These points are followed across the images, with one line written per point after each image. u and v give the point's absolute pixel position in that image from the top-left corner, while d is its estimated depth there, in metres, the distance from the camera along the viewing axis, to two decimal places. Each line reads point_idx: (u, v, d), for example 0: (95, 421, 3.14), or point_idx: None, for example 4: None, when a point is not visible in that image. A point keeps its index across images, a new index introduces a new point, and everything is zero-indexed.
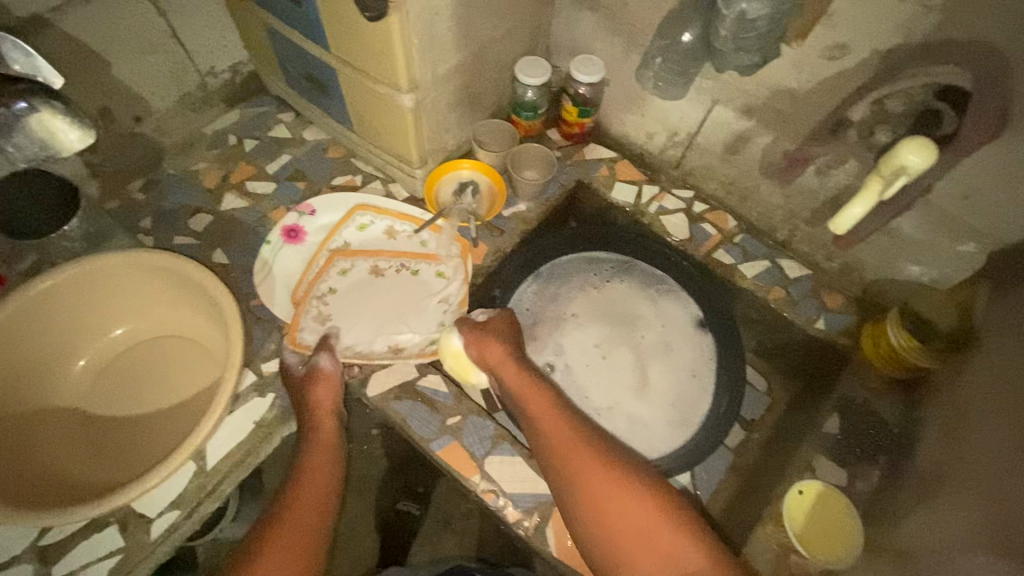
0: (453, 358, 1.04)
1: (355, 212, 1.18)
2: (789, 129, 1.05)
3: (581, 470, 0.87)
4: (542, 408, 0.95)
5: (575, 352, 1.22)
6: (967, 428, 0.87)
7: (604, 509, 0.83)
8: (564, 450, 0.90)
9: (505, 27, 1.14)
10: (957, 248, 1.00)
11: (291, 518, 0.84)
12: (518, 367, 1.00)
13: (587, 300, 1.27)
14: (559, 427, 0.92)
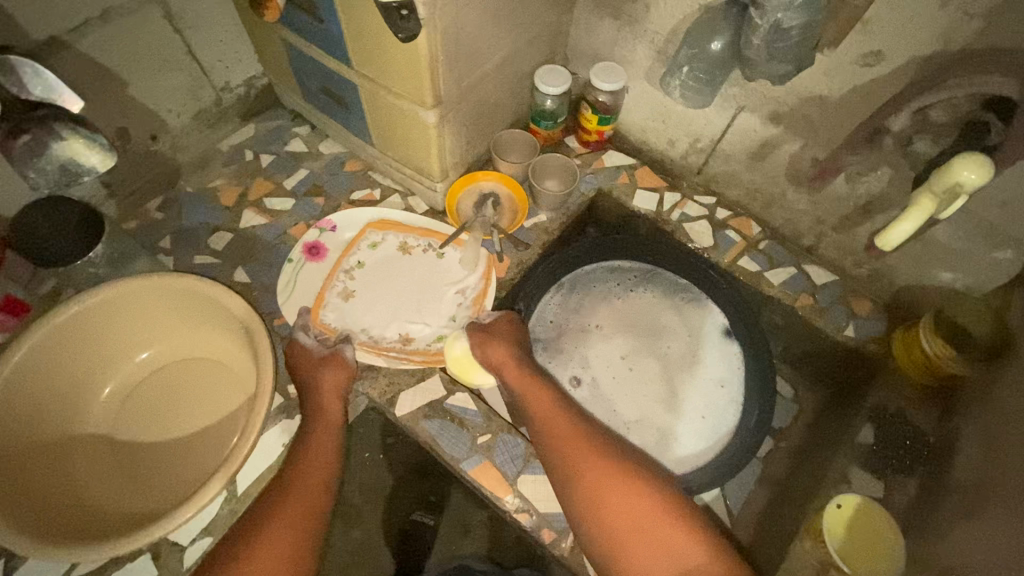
0: (454, 360, 1.04)
1: (374, 224, 1.18)
2: (818, 136, 1.04)
3: (584, 466, 0.88)
4: (546, 409, 0.96)
5: (601, 363, 1.21)
6: (1004, 437, 0.86)
7: (604, 506, 0.84)
8: (569, 447, 0.90)
9: (526, 36, 1.12)
10: (993, 256, 0.98)
11: (290, 506, 0.83)
12: (520, 369, 1.01)
13: (610, 310, 1.26)
14: (563, 426, 0.93)
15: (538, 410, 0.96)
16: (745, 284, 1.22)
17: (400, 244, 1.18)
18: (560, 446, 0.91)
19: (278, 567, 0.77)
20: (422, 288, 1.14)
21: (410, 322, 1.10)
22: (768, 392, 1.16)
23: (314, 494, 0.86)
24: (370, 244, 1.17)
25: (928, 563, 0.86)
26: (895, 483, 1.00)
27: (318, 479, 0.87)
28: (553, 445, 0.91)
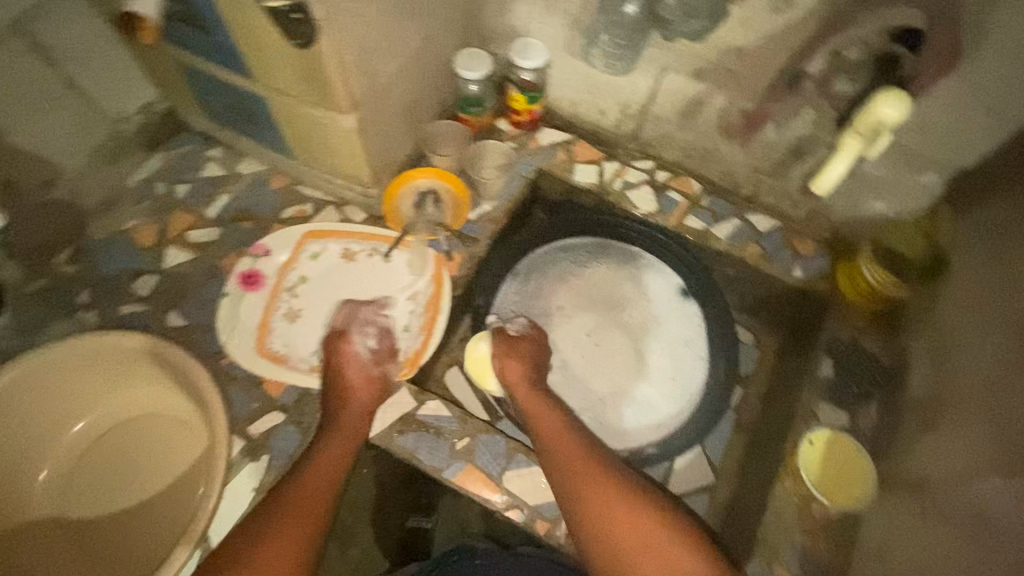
0: (475, 361, 1.09)
1: (308, 240, 1.10)
2: (743, 88, 1.05)
3: (581, 477, 0.87)
4: (551, 424, 0.96)
5: (569, 344, 1.21)
6: (952, 352, 0.92)
7: (597, 515, 0.84)
8: (569, 459, 0.90)
9: (438, 23, 1.07)
10: (919, 181, 1.03)
11: (297, 507, 0.82)
12: (530, 384, 1.02)
13: (570, 288, 1.26)
14: (565, 441, 0.93)
15: (540, 424, 0.97)
16: (695, 242, 1.23)
17: (343, 251, 1.11)
18: (561, 456, 0.91)
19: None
20: (373, 300, 1.09)
21: (365, 339, 1.05)
22: (732, 344, 1.19)
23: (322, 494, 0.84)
24: (308, 257, 1.10)
25: (901, 481, 0.90)
26: (858, 411, 1.02)
27: (322, 493, 0.84)
28: (553, 455, 0.92)
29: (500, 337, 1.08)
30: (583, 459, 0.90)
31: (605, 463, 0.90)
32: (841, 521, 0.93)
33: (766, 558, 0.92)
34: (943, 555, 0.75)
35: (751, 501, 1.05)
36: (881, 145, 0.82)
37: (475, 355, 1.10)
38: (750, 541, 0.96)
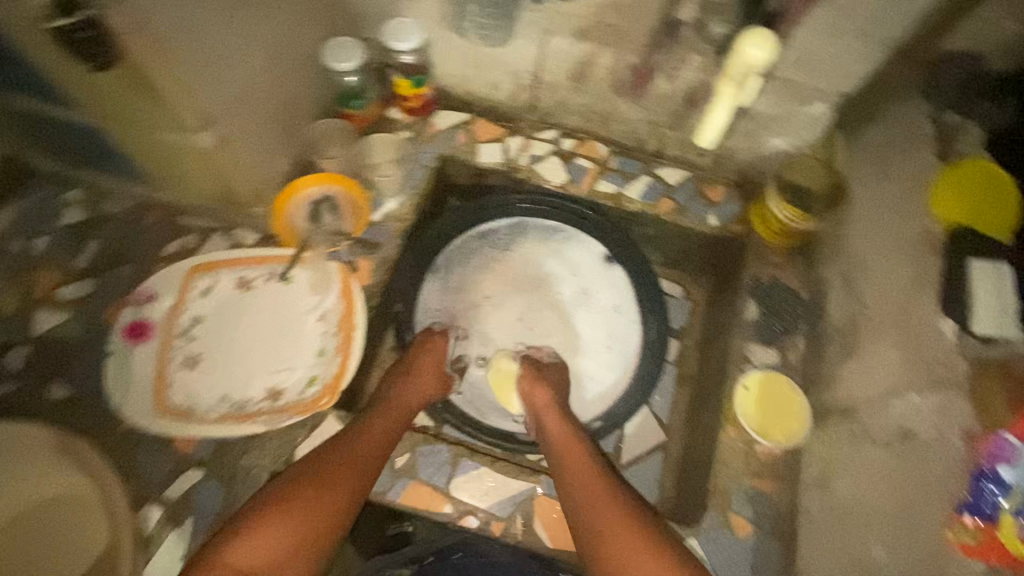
0: (499, 376, 1.10)
1: (193, 276, 1.00)
2: (626, 43, 1.02)
3: (593, 506, 0.83)
4: (574, 452, 0.91)
5: (500, 333, 1.17)
6: (860, 272, 0.95)
7: (606, 544, 0.79)
8: (586, 487, 0.86)
9: (293, 14, 0.97)
10: (808, 112, 1.04)
11: (328, 473, 0.81)
12: (556, 416, 0.97)
13: (493, 276, 1.21)
14: (586, 470, 0.88)
15: (563, 446, 0.93)
16: (609, 207, 1.20)
17: (237, 280, 1.01)
18: (578, 483, 0.87)
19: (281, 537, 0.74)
20: (279, 328, 0.99)
21: (274, 373, 0.96)
22: (660, 302, 1.17)
23: (356, 468, 0.83)
24: (198, 294, 0.99)
25: (829, 409, 0.92)
26: (786, 346, 1.04)
27: (357, 466, 0.83)
28: (570, 482, 0.88)
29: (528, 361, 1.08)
30: (599, 487, 0.85)
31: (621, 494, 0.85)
32: (783, 457, 0.95)
33: (718, 509, 0.92)
34: (875, 475, 0.77)
35: (699, 454, 1.05)
36: (753, 85, 0.82)
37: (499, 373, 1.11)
38: (702, 494, 0.96)
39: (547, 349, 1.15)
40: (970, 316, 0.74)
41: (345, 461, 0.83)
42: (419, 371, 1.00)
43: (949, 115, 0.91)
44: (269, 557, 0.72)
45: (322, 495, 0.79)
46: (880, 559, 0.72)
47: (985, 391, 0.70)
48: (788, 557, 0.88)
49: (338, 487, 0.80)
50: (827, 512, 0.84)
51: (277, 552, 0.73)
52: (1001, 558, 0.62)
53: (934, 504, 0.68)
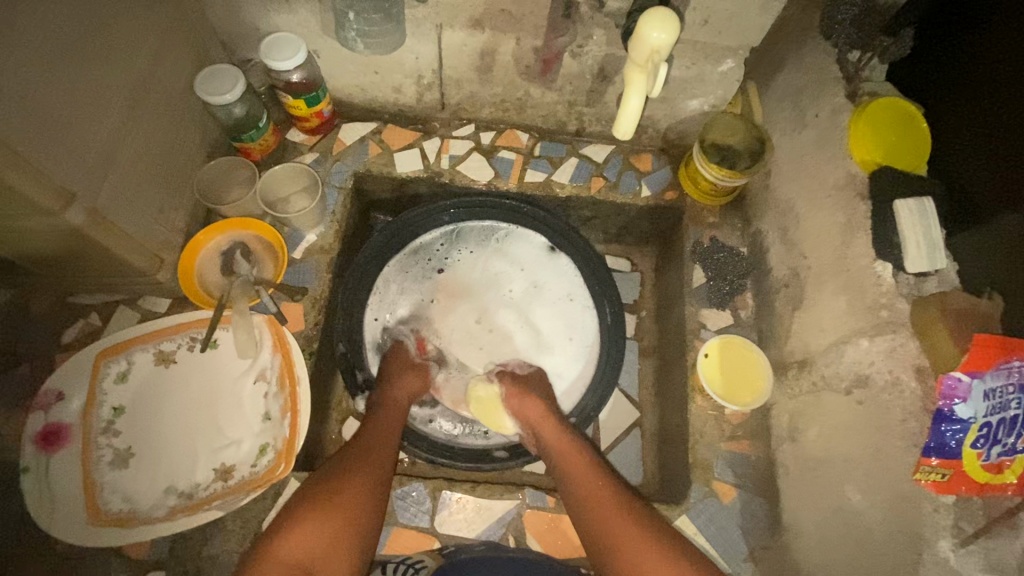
0: (480, 405, 1.03)
1: (103, 364, 0.88)
2: (526, 25, 0.97)
3: (602, 520, 0.81)
4: (579, 465, 0.89)
5: (458, 347, 1.10)
6: (796, 223, 0.96)
7: (620, 558, 0.77)
8: (594, 501, 0.84)
9: (147, 53, 0.85)
10: (720, 70, 1.02)
11: (357, 467, 0.81)
12: (552, 421, 0.95)
13: (441, 286, 1.13)
14: (593, 482, 0.86)
15: (566, 459, 0.90)
16: (541, 196, 1.16)
17: (155, 356, 0.91)
18: (581, 485, 0.86)
19: (326, 531, 0.72)
20: (214, 400, 0.90)
21: (221, 449, 0.87)
22: (610, 284, 1.13)
23: (382, 461, 0.84)
24: (113, 382, 0.88)
25: (787, 361, 0.94)
26: (736, 304, 1.05)
27: (382, 459, 0.84)
28: (578, 497, 0.86)
29: (508, 375, 1.04)
30: (606, 500, 0.83)
31: (628, 504, 0.83)
32: (753, 416, 0.97)
33: (701, 480, 0.94)
34: (841, 424, 0.79)
35: (673, 427, 1.06)
36: (662, 74, 0.72)
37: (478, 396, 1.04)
38: (684, 468, 0.97)
39: (520, 360, 1.10)
40: (903, 256, 0.75)
41: (368, 456, 0.83)
42: (396, 375, 0.99)
43: (850, 52, 0.91)
44: (317, 550, 0.71)
45: (354, 481, 0.78)
46: (858, 503, 0.75)
47: (920, 313, 0.72)
48: (773, 512, 0.91)
49: (366, 473, 0.80)
50: (800, 464, 0.86)
51: (327, 540, 0.72)
52: (965, 487, 0.66)
53: (898, 445, 0.70)
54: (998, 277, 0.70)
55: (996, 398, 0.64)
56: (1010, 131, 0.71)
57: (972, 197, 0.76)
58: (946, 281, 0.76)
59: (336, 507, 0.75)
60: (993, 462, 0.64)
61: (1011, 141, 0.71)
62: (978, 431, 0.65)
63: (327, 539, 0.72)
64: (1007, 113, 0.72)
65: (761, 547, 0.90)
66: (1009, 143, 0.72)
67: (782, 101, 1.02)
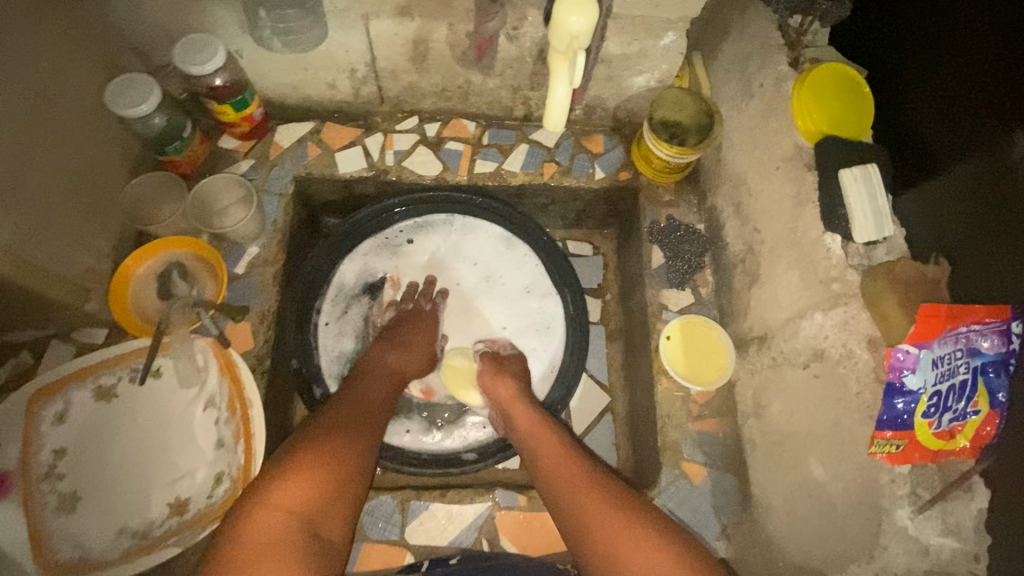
0: (451, 372, 1.03)
1: (37, 405, 0.83)
2: (456, 11, 0.92)
3: (573, 495, 0.79)
4: (551, 447, 0.87)
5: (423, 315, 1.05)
6: (748, 196, 0.94)
7: (593, 536, 0.75)
8: (566, 482, 0.81)
9: (42, 69, 0.78)
10: (662, 45, 0.99)
11: (348, 420, 0.80)
12: (524, 402, 0.94)
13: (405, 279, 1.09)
14: (564, 463, 0.84)
15: (537, 442, 0.88)
16: (494, 187, 1.12)
17: (95, 391, 0.86)
18: (551, 465, 0.84)
19: (325, 476, 0.71)
20: (163, 431, 0.86)
21: (174, 483, 0.84)
22: (570, 272, 1.11)
23: (372, 414, 0.83)
24: (50, 423, 0.83)
25: (748, 337, 0.94)
26: (696, 283, 1.05)
27: (372, 413, 0.84)
28: (550, 477, 0.84)
29: (489, 359, 1.01)
30: (579, 480, 0.81)
31: (601, 483, 0.81)
32: (718, 394, 0.97)
33: (671, 462, 0.94)
34: (801, 398, 0.79)
35: (642, 410, 1.05)
36: (582, 62, 0.68)
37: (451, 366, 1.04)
38: (654, 451, 0.97)
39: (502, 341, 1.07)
40: (851, 226, 0.74)
41: (357, 411, 0.82)
42: (408, 340, 0.98)
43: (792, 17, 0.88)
44: (318, 493, 0.69)
45: (345, 443, 0.76)
46: (821, 477, 0.75)
47: (870, 285, 0.71)
48: (742, 487, 0.91)
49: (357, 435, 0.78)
50: (765, 440, 0.86)
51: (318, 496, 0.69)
52: (919, 454, 0.66)
53: (855, 419, 0.69)
54: (954, 229, 0.69)
55: (945, 366, 0.63)
56: (958, 78, 0.69)
57: (925, 159, 0.75)
58: (895, 249, 0.75)
59: (331, 462, 0.72)
60: (946, 430, 0.64)
61: (955, 100, 0.70)
62: (928, 401, 0.64)
63: (328, 484, 0.70)
64: (955, 60, 0.70)
65: (733, 523, 0.90)
66: (957, 91, 0.70)
67: (729, 71, 0.99)
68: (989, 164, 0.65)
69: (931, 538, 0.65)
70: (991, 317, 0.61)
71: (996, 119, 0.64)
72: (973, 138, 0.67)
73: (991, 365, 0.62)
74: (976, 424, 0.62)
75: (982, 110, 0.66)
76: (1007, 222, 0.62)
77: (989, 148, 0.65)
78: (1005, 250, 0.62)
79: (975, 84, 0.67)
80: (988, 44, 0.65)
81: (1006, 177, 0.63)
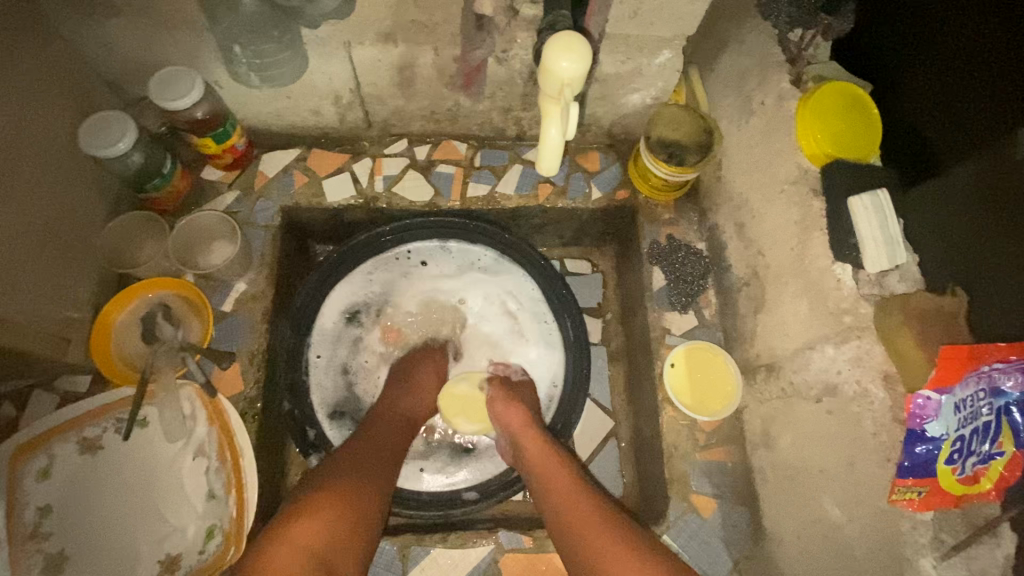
0: (450, 399, 1.00)
1: (19, 463, 0.80)
2: (443, 35, 0.89)
3: (583, 529, 0.76)
4: (562, 478, 0.83)
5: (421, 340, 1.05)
6: (751, 217, 0.90)
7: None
8: (578, 515, 0.78)
9: (9, 114, 0.75)
10: (657, 62, 0.96)
11: (360, 461, 0.79)
12: (536, 430, 0.90)
13: (403, 308, 1.06)
14: (576, 497, 0.80)
15: (547, 471, 0.84)
16: (487, 211, 1.08)
17: (80, 444, 0.83)
18: (558, 497, 0.81)
19: (337, 518, 0.69)
20: (151, 483, 0.83)
21: (165, 538, 0.81)
22: (569, 297, 1.07)
23: (383, 456, 0.82)
24: (33, 481, 0.80)
25: (755, 363, 0.90)
26: (699, 305, 1.01)
27: (384, 456, 0.82)
28: (560, 512, 0.80)
29: (498, 381, 0.99)
30: (592, 513, 0.78)
31: (613, 518, 0.77)
32: (725, 422, 0.93)
33: (679, 496, 0.90)
34: (813, 432, 0.76)
35: (646, 438, 1.02)
36: (573, 113, 0.65)
37: (452, 393, 1.01)
38: (661, 482, 0.94)
39: (516, 367, 1.04)
40: (862, 255, 0.71)
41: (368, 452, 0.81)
42: (416, 377, 0.97)
43: (793, 32, 0.83)
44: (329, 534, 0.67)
45: (358, 482, 0.75)
46: (837, 517, 0.72)
47: (883, 318, 0.67)
48: (754, 519, 0.88)
49: (368, 474, 0.77)
50: (777, 473, 0.83)
51: (329, 535, 0.67)
52: (941, 500, 0.63)
53: (872, 460, 0.66)
54: (957, 233, 0.67)
55: (967, 409, 0.60)
56: (959, 75, 0.67)
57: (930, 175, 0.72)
58: (908, 276, 0.72)
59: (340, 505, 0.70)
60: (969, 474, 0.61)
61: (963, 118, 0.67)
62: (952, 446, 0.61)
63: (338, 525, 0.68)
64: (954, 56, 0.67)
65: (745, 557, 0.87)
66: (958, 88, 0.67)
67: (727, 87, 0.96)
68: (993, 185, 0.63)
69: None
70: (1014, 355, 0.58)
71: (1001, 115, 0.62)
72: (976, 137, 0.65)
73: (1017, 405, 0.59)
74: (1000, 467, 0.59)
75: (985, 108, 0.64)
76: (1014, 227, 0.60)
77: (993, 156, 0.63)
78: (1012, 255, 0.60)
79: (978, 81, 0.65)
80: (990, 37, 0.62)
81: (1012, 176, 0.60)
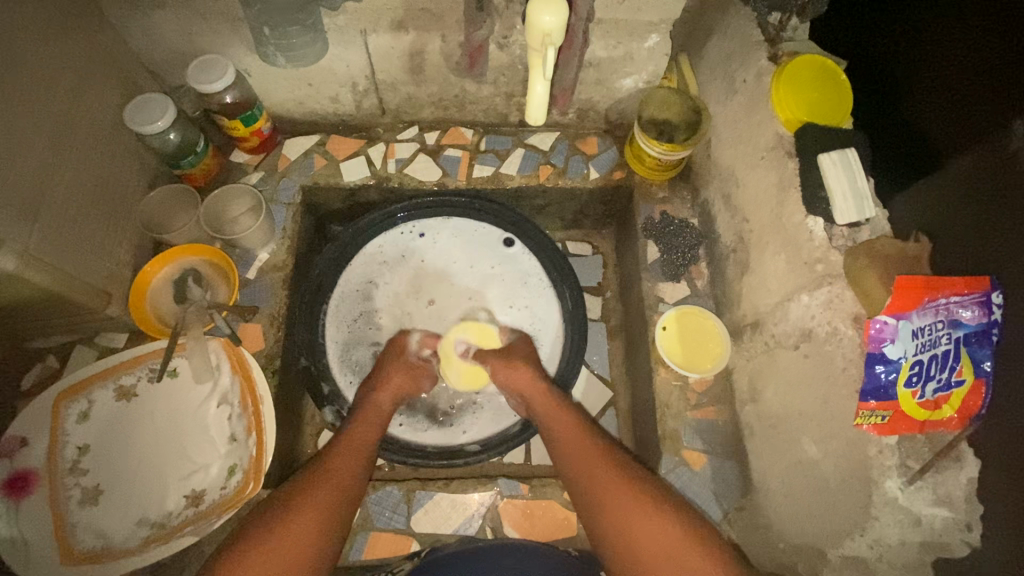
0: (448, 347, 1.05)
1: (62, 404, 0.88)
2: (448, 21, 0.98)
3: (594, 479, 0.80)
4: (574, 433, 0.86)
5: (427, 308, 1.10)
6: (736, 187, 0.97)
7: (615, 522, 0.75)
8: (589, 468, 0.81)
9: (66, 87, 0.85)
10: (647, 46, 1.05)
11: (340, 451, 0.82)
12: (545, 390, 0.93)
13: (410, 286, 1.12)
14: (589, 449, 0.83)
15: (562, 431, 0.87)
16: (491, 190, 1.16)
17: (116, 391, 0.91)
18: (573, 450, 0.84)
19: (314, 519, 0.73)
20: (179, 427, 0.90)
21: (189, 476, 0.88)
22: (568, 269, 1.13)
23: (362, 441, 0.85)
24: (74, 421, 0.87)
25: (741, 325, 0.96)
26: (691, 275, 1.07)
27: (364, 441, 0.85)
28: (575, 464, 0.83)
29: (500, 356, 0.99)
30: (603, 465, 0.81)
31: (622, 467, 0.81)
32: (716, 382, 0.98)
33: (671, 450, 0.95)
34: (792, 379, 0.81)
35: (641, 401, 1.07)
36: (553, 57, 0.75)
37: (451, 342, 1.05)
38: (655, 440, 0.98)
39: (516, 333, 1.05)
40: (832, 209, 0.76)
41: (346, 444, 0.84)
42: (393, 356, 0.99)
43: (772, 15, 0.91)
44: (311, 533, 0.72)
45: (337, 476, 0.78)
46: (814, 454, 0.76)
47: (851, 263, 0.72)
48: (742, 473, 0.92)
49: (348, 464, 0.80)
50: (762, 424, 0.88)
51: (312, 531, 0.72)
52: (905, 426, 0.67)
53: (844, 393, 0.71)
54: (944, 201, 0.69)
55: (926, 336, 0.65)
56: (957, 63, 0.68)
57: (921, 146, 0.74)
58: (878, 229, 0.77)
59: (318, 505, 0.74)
60: (930, 400, 0.65)
61: (956, 93, 0.68)
62: (910, 369, 0.66)
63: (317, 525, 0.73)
64: (954, 47, 0.68)
65: (733, 509, 0.91)
66: (955, 78, 0.68)
67: (714, 70, 1.03)
68: (988, 156, 0.63)
69: (923, 509, 0.66)
70: (969, 288, 0.62)
71: (997, 109, 0.62)
72: (970, 118, 0.66)
73: (974, 335, 0.63)
74: (961, 393, 0.63)
75: (982, 87, 0.64)
76: (1005, 201, 0.61)
77: (992, 141, 0.63)
78: (1001, 238, 0.61)
79: (975, 56, 0.65)
80: (991, 28, 0.63)
81: (1004, 169, 0.61)
